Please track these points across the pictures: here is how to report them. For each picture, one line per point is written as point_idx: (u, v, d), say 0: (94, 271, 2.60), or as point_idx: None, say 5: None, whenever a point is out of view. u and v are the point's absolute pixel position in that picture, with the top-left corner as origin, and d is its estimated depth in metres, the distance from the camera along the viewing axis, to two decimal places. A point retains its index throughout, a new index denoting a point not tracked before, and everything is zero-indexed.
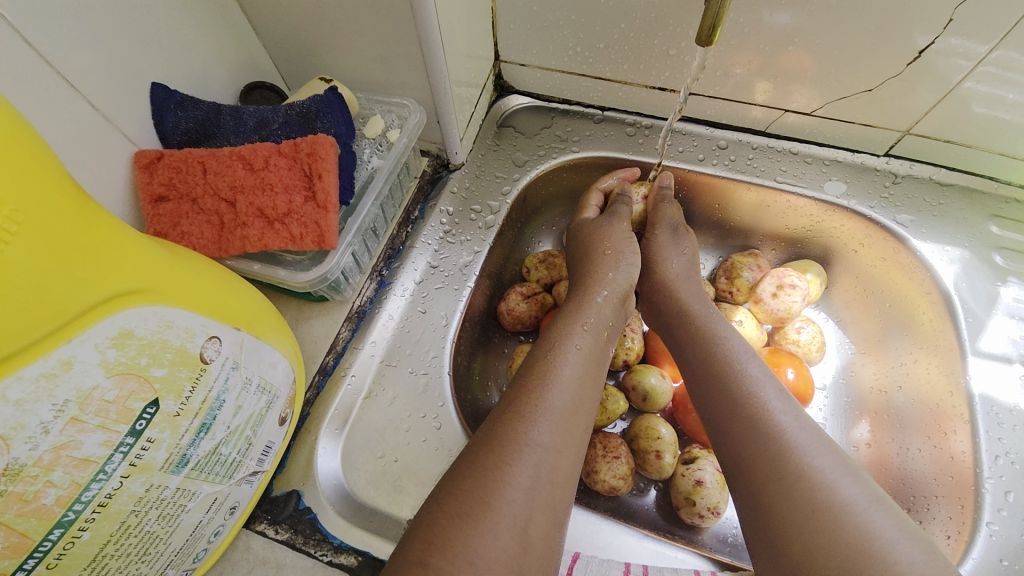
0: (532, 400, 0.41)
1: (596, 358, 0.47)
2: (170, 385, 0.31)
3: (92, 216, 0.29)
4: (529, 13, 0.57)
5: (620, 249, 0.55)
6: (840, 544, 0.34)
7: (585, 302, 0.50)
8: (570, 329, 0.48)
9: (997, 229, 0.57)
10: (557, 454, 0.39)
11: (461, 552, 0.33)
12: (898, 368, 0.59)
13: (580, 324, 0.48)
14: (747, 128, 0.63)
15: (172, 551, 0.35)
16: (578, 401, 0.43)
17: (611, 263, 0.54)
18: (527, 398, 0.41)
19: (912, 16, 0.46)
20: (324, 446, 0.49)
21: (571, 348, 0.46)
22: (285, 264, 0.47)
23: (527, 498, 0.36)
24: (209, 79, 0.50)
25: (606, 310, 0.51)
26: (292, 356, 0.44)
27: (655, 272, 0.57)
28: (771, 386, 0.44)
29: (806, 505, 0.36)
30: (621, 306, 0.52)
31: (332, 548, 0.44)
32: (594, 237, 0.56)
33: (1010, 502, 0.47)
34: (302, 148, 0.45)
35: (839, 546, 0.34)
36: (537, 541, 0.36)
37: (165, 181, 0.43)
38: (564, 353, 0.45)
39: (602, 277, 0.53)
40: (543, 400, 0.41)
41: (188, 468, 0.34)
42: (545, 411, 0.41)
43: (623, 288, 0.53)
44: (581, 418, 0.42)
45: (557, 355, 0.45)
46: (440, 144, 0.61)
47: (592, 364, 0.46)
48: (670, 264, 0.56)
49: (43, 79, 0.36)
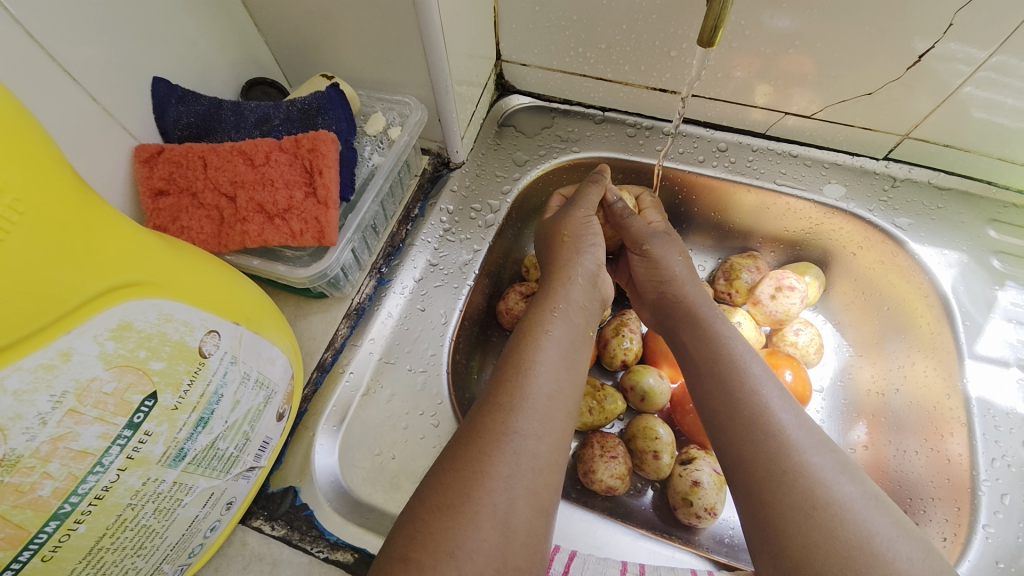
0: (511, 390, 0.41)
1: (572, 343, 0.46)
2: (168, 379, 0.31)
3: (93, 208, 0.29)
4: (530, 13, 0.57)
5: (582, 234, 0.54)
6: (837, 542, 0.34)
7: (551, 290, 0.50)
8: (540, 315, 0.48)
9: (995, 233, 0.58)
10: (554, 453, 0.39)
11: (443, 545, 0.33)
12: (896, 371, 0.59)
13: (552, 310, 0.48)
14: (747, 130, 0.63)
15: (168, 546, 0.35)
16: (558, 386, 0.42)
17: (573, 249, 0.53)
18: (505, 388, 0.41)
19: (912, 20, 0.46)
20: (322, 443, 0.49)
21: (557, 338, 0.46)
22: (285, 260, 0.47)
23: (525, 499, 0.36)
24: (211, 73, 0.50)
25: (574, 294, 0.50)
26: (291, 352, 0.44)
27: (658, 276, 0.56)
28: (772, 386, 0.44)
29: (807, 500, 0.37)
30: (591, 287, 0.52)
31: (328, 544, 0.44)
32: (556, 227, 0.55)
33: (1006, 505, 0.47)
34: (303, 144, 0.45)
35: (840, 545, 0.34)
36: (532, 538, 0.35)
37: (165, 176, 0.43)
38: (551, 344, 0.45)
39: (568, 262, 0.53)
40: (518, 387, 0.41)
41: (185, 462, 0.33)
42: (522, 400, 0.40)
43: (591, 271, 0.53)
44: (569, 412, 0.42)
45: (538, 345, 0.44)
46: (441, 142, 0.61)
47: (575, 356, 0.46)
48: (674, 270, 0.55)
49: (44, 71, 0.36)
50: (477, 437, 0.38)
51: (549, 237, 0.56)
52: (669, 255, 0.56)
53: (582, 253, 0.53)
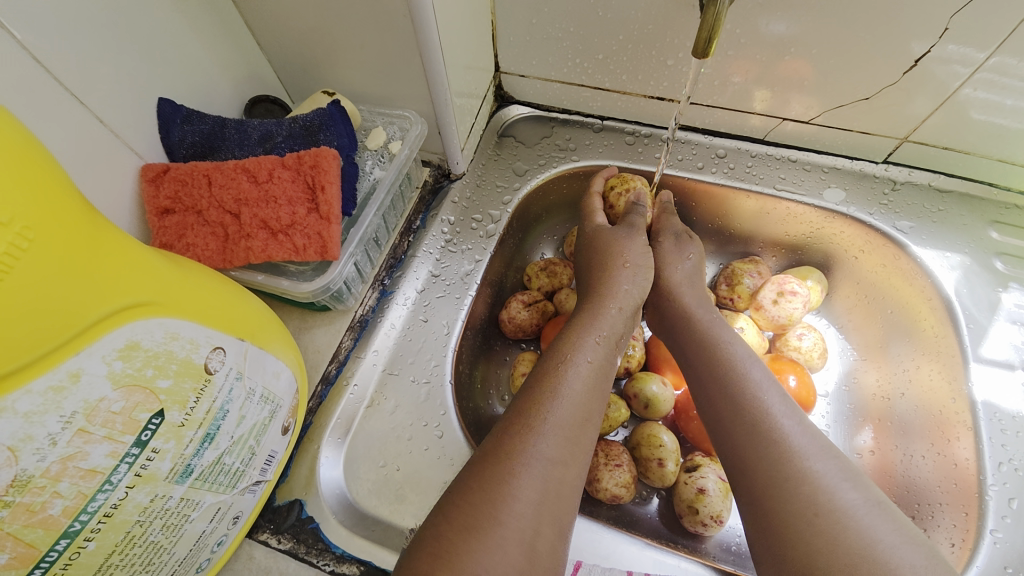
0: (538, 412, 0.41)
1: (605, 371, 0.47)
2: (175, 397, 0.31)
3: (100, 231, 0.29)
4: (528, 25, 0.58)
5: (639, 265, 0.54)
6: (838, 551, 0.34)
7: (598, 312, 0.50)
8: (582, 338, 0.47)
9: (997, 235, 0.58)
10: (566, 470, 0.40)
11: (465, 564, 0.33)
12: (901, 374, 0.59)
13: (595, 335, 0.48)
14: (745, 135, 0.63)
15: (176, 561, 0.36)
16: (585, 411, 0.43)
17: (627, 276, 0.53)
18: (534, 408, 0.42)
19: (907, 24, 0.46)
20: (327, 455, 0.49)
21: (580, 359, 0.46)
22: (288, 275, 0.48)
23: (535, 512, 0.37)
24: (214, 93, 0.51)
25: (618, 322, 0.50)
26: (295, 366, 0.44)
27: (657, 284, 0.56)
28: (771, 394, 0.44)
29: (809, 508, 0.36)
30: (631, 317, 0.52)
31: (335, 557, 0.44)
32: (611, 250, 0.54)
33: (1014, 509, 0.47)
34: (305, 161, 0.46)
35: (840, 555, 0.34)
36: (544, 555, 0.36)
37: (171, 194, 0.44)
38: (574, 365, 0.45)
39: (613, 287, 0.52)
40: (542, 406, 0.41)
41: (191, 478, 0.34)
42: (549, 422, 0.41)
43: (635, 301, 0.53)
44: (588, 429, 0.43)
45: (560, 361, 0.45)
46: (441, 155, 0.62)
47: (599, 378, 0.46)
48: (673, 270, 0.56)
49: (51, 94, 0.37)
50: (506, 458, 0.38)
51: (603, 256, 0.54)
52: (676, 254, 0.57)
53: (630, 278, 0.53)
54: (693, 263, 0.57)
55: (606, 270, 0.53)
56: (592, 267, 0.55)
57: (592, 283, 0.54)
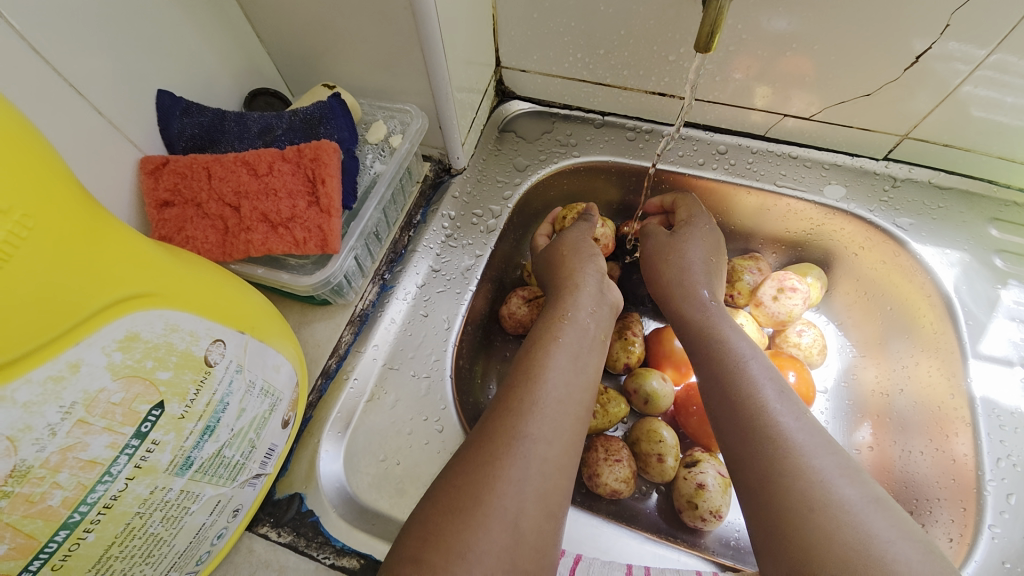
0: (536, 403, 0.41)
1: (581, 350, 0.46)
2: (175, 388, 0.31)
3: (100, 221, 0.29)
4: (529, 20, 0.58)
5: (579, 246, 0.56)
6: (828, 541, 0.34)
7: (559, 300, 0.51)
8: (554, 323, 0.48)
9: (997, 232, 0.58)
10: (551, 450, 0.39)
11: (455, 547, 0.33)
12: (900, 370, 0.59)
13: (562, 318, 0.49)
14: (746, 132, 0.63)
15: (176, 553, 0.36)
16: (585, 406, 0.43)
17: (579, 258, 0.54)
18: (513, 394, 0.42)
19: (908, 21, 0.46)
20: (327, 449, 0.49)
21: (554, 340, 0.46)
22: (288, 268, 0.48)
23: (520, 493, 0.37)
24: (213, 85, 0.51)
25: (583, 299, 0.51)
26: (295, 359, 0.44)
27: (663, 280, 0.57)
28: (770, 386, 0.45)
29: (804, 501, 0.37)
30: (600, 296, 0.52)
31: (334, 551, 0.44)
32: (556, 246, 0.57)
33: (1012, 505, 0.47)
34: (306, 154, 0.45)
35: (831, 548, 0.34)
36: (530, 534, 0.36)
37: (170, 187, 0.44)
38: (551, 348, 0.45)
39: (571, 271, 0.53)
40: (540, 400, 0.41)
41: (191, 470, 0.34)
42: (545, 413, 0.41)
43: (594, 277, 0.53)
44: (575, 411, 0.42)
45: (559, 356, 0.45)
46: (442, 149, 0.62)
47: (581, 357, 0.46)
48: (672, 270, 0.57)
49: (48, 85, 0.36)
50: (487, 441, 0.39)
51: (549, 257, 0.57)
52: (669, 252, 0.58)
53: (584, 261, 0.54)
54: (688, 257, 0.57)
55: (561, 263, 0.55)
56: (546, 265, 0.56)
57: (556, 268, 0.55)
